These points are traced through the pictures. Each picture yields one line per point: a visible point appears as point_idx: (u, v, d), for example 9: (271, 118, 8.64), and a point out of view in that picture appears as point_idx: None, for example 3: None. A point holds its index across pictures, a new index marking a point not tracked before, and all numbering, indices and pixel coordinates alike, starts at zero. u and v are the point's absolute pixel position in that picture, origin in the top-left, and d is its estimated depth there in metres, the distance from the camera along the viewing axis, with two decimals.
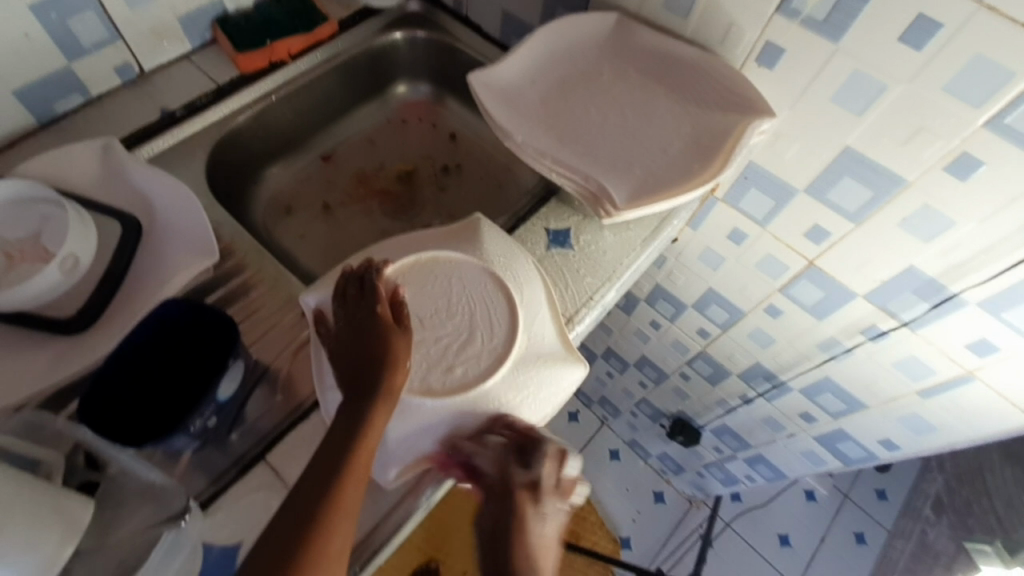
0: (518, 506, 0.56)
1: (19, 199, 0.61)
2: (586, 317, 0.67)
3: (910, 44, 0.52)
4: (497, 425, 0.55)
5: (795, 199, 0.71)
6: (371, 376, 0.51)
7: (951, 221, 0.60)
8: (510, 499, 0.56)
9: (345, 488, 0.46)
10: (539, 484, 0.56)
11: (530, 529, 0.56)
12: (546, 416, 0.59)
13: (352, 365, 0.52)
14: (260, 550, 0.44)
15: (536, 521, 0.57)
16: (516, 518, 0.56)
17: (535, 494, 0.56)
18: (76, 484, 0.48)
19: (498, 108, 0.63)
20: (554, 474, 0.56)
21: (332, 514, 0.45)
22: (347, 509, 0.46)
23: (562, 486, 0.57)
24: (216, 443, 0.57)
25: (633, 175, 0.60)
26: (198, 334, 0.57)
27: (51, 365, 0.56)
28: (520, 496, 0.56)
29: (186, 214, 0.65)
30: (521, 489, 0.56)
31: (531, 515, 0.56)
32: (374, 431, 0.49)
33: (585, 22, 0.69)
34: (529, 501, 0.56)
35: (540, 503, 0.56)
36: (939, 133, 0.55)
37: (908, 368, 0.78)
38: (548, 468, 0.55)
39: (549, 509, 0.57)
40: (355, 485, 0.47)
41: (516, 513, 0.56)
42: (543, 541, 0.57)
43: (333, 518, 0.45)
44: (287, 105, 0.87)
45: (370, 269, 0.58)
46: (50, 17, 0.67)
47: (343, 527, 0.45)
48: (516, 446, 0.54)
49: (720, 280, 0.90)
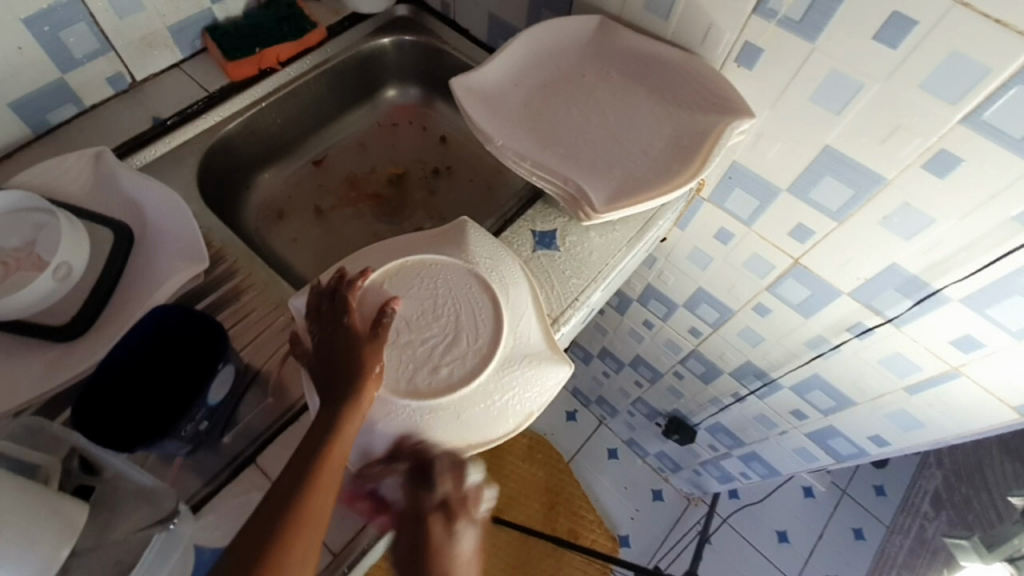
0: (428, 531, 0.53)
1: (12, 209, 0.62)
2: (572, 318, 0.68)
3: (885, 43, 0.53)
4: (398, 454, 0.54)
5: (778, 198, 0.71)
6: (342, 386, 0.52)
7: (930, 217, 0.60)
8: (420, 525, 0.53)
9: (312, 501, 0.47)
10: (449, 502, 0.54)
11: (450, 553, 0.53)
12: (529, 419, 0.59)
13: (324, 376, 0.53)
14: (222, 563, 0.44)
15: (453, 544, 0.53)
16: (427, 543, 0.53)
17: (447, 513, 0.53)
18: (72, 488, 0.49)
19: (479, 112, 0.64)
20: (458, 488, 0.54)
21: (302, 523, 0.46)
22: (312, 522, 0.46)
23: (471, 503, 0.55)
24: (208, 446, 0.59)
25: (613, 177, 0.61)
26: (188, 337, 0.58)
27: (46, 372, 0.58)
28: (430, 517, 0.53)
29: (176, 220, 0.66)
30: (433, 513, 0.53)
31: (446, 536, 0.53)
32: (344, 439, 0.50)
33: (567, 25, 0.70)
34: (441, 523, 0.53)
35: (452, 524, 0.53)
36: (917, 130, 0.56)
37: (893, 364, 0.78)
38: (448, 485, 0.54)
39: (465, 526, 0.54)
40: (324, 496, 0.48)
41: (428, 539, 0.53)
42: (464, 563, 0.54)
43: (297, 530, 0.45)
44: (277, 111, 0.88)
45: (341, 284, 0.59)
46: (43, 29, 0.68)
47: (310, 538, 0.46)
48: (416, 469, 0.54)
49: (708, 279, 0.91)
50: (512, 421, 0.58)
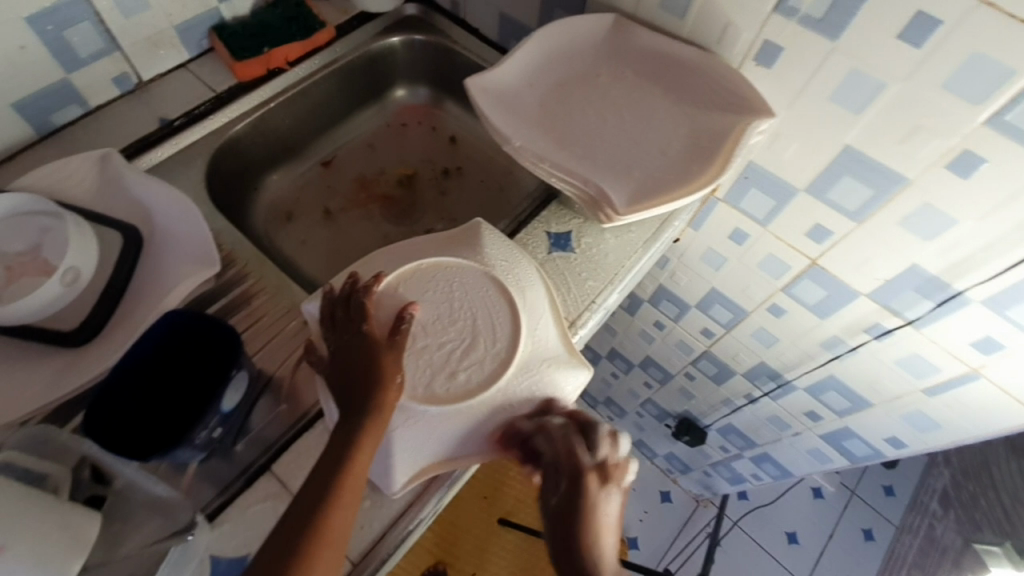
0: (585, 486, 0.54)
1: (18, 212, 0.61)
2: (589, 321, 0.67)
3: (909, 42, 0.51)
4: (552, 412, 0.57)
5: (795, 198, 0.70)
6: (362, 395, 0.51)
7: (953, 218, 0.59)
8: (577, 482, 0.54)
9: (335, 517, 0.46)
10: (605, 464, 0.55)
11: (597, 512, 0.54)
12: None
13: (343, 386, 0.52)
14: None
15: (605, 505, 0.54)
16: (583, 502, 0.54)
17: (603, 475, 0.54)
18: (82, 498, 0.48)
19: (495, 112, 0.63)
20: (614, 453, 0.55)
21: (324, 537, 0.45)
22: (334, 541, 0.46)
23: (621, 471, 0.56)
24: (221, 454, 0.58)
25: (632, 178, 0.60)
26: (201, 343, 0.57)
27: (55, 379, 0.57)
28: (588, 477, 0.54)
29: (186, 223, 0.65)
30: (589, 470, 0.54)
31: (597, 494, 0.54)
32: (364, 449, 0.49)
33: (582, 24, 0.69)
34: (598, 484, 0.54)
35: (605, 484, 0.54)
36: (940, 130, 0.55)
37: (911, 365, 0.77)
38: (610, 448, 0.55)
39: (614, 491, 0.55)
40: (346, 511, 0.47)
41: (582, 496, 0.54)
42: (609, 527, 0.54)
43: (319, 545, 0.45)
44: (285, 112, 0.87)
45: (355, 290, 0.58)
46: (47, 29, 0.67)
47: (331, 557, 0.45)
48: (578, 428, 0.56)
49: (722, 280, 0.90)
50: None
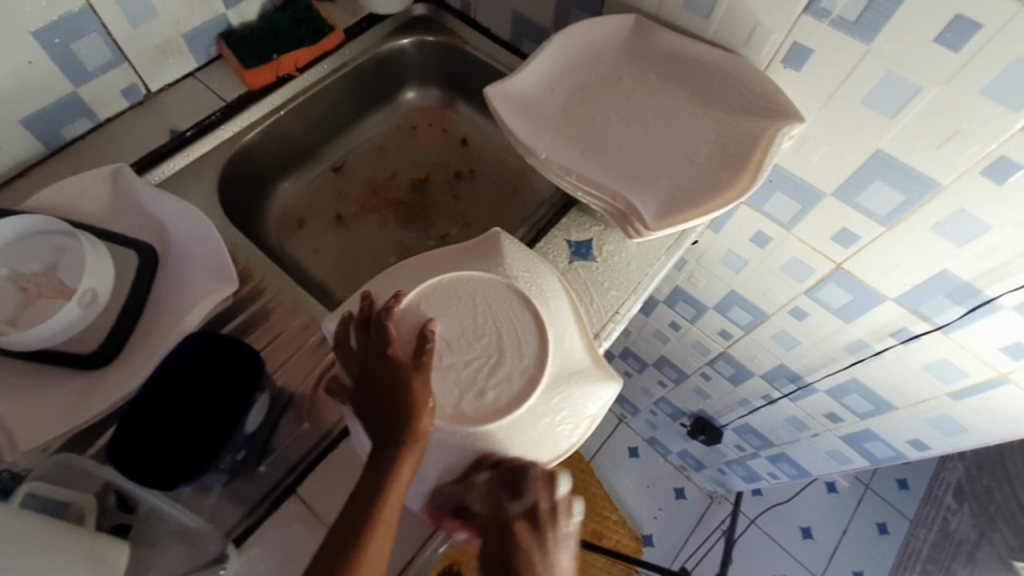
0: (516, 541, 0.51)
1: (32, 233, 0.60)
2: (613, 331, 0.66)
3: (947, 45, 0.50)
4: (489, 462, 0.53)
5: (823, 202, 0.69)
6: (392, 421, 0.51)
7: (987, 225, 0.58)
8: (509, 537, 0.51)
9: (370, 548, 0.47)
10: (537, 511, 0.52)
11: (538, 565, 0.51)
12: (580, 438, 0.57)
13: (373, 412, 0.52)
14: None
15: (544, 554, 0.51)
16: (518, 556, 0.51)
17: (535, 523, 0.52)
18: (108, 526, 0.47)
19: (517, 122, 0.61)
20: (548, 498, 0.53)
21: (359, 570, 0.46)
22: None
23: (557, 515, 0.53)
24: (244, 475, 0.57)
25: (660, 188, 0.58)
26: (223, 366, 0.57)
27: (75, 404, 0.55)
28: (516, 527, 0.52)
29: (202, 239, 0.63)
30: (517, 520, 0.52)
31: (531, 546, 0.51)
32: (398, 484, 0.49)
33: (602, 26, 0.67)
34: (531, 533, 0.52)
35: (540, 535, 0.52)
36: (975, 136, 0.53)
37: (939, 370, 0.76)
38: (540, 494, 0.52)
39: (554, 540, 0.52)
40: (380, 542, 0.48)
41: (517, 549, 0.51)
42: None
43: None
44: (296, 118, 0.85)
45: (376, 312, 0.56)
46: (53, 42, 0.66)
47: None
48: (505, 482, 0.52)
49: (742, 282, 0.88)
50: (564, 441, 0.56)
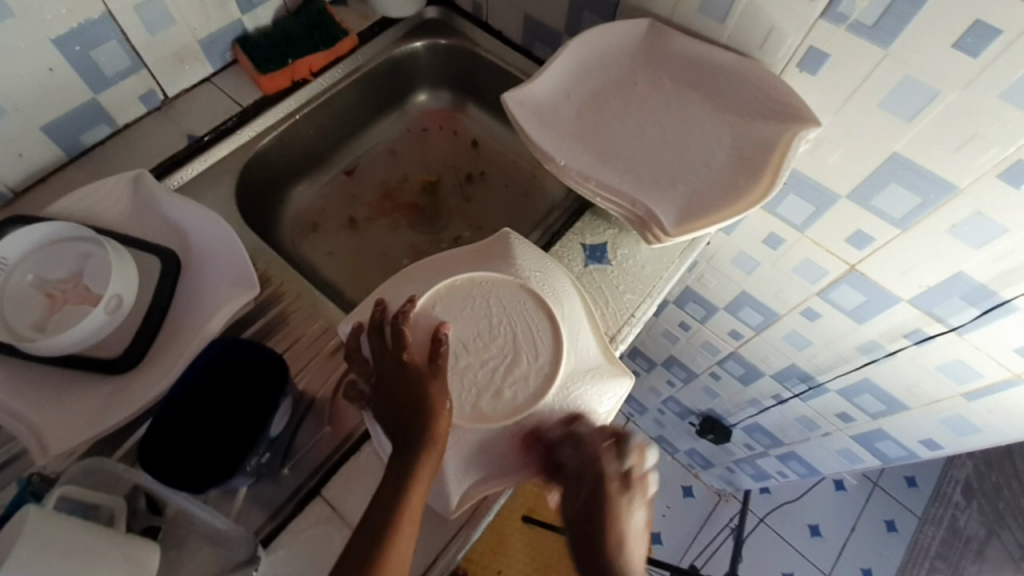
0: (611, 495, 0.54)
1: (57, 239, 0.60)
2: (629, 334, 0.67)
3: (965, 51, 0.50)
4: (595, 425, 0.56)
5: (837, 204, 0.69)
6: (413, 426, 0.51)
7: (1004, 228, 0.58)
8: (603, 489, 0.54)
9: (393, 552, 0.48)
10: (630, 473, 0.56)
11: (623, 520, 0.55)
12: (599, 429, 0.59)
13: (392, 417, 0.53)
14: None
15: (628, 513, 0.55)
16: (610, 509, 0.54)
17: (627, 482, 0.55)
18: (139, 529, 0.49)
19: (535, 128, 0.62)
20: (640, 464, 0.56)
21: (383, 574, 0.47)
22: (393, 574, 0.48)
23: (641, 481, 0.56)
24: (269, 477, 0.58)
25: (678, 193, 0.59)
26: (248, 369, 0.58)
27: (101, 408, 0.56)
28: (612, 483, 0.55)
29: (221, 244, 0.64)
30: (613, 479, 0.55)
31: (620, 504, 0.55)
32: (419, 487, 0.50)
33: (616, 31, 0.67)
34: (622, 492, 0.55)
35: (629, 495, 0.55)
36: (994, 139, 0.53)
37: (952, 370, 0.76)
38: (635, 459, 0.56)
39: (637, 502, 0.56)
40: (405, 543, 0.49)
41: (609, 503, 0.54)
42: (635, 537, 0.55)
43: None
44: (311, 122, 0.86)
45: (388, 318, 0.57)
46: (74, 50, 0.66)
47: None
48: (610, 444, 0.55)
49: (753, 283, 0.89)
50: None
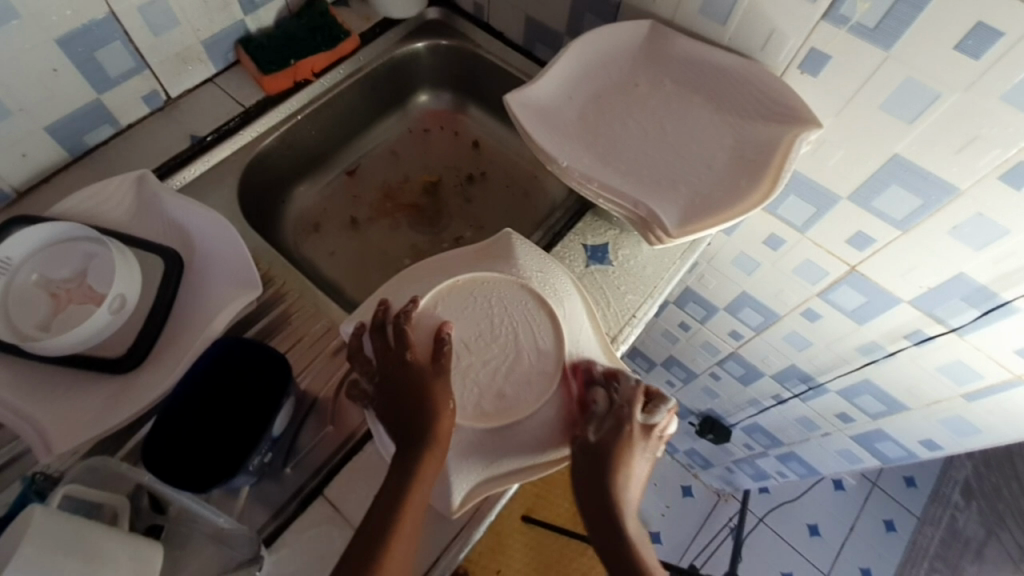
0: (630, 442, 0.56)
1: (62, 239, 0.61)
2: (630, 335, 0.67)
3: (967, 53, 0.50)
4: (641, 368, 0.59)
5: (838, 206, 0.69)
6: (415, 426, 0.52)
7: (1004, 229, 0.58)
8: (625, 433, 0.56)
9: (396, 551, 0.48)
10: (649, 428, 0.58)
11: (630, 467, 0.56)
12: None
13: (396, 416, 0.53)
14: None
15: (636, 461, 0.57)
16: (625, 454, 0.55)
17: (644, 434, 0.58)
18: (142, 528, 0.49)
19: (537, 129, 0.62)
20: (661, 424, 0.59)
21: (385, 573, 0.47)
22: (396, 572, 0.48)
23: (654, 439, 0.58)
24: (271, 476, 0.58)
25: (680, 195, 0.59)
26: (252, 369, 0.60)
27: (105, 407, 0.56)
28: (634, 430, 0.57)
29: (224, 244, 0.64)
30: (636, 426, 0.57)
31: (635, 449, 0.56)
32: (422, 486, 0.50)
33: (618, 33, 0.68)
34: (638, 440, 0.57)
35: (644, 444, 0.57)
36: (995, 141, 0.53)
37: (952, 371, 0.76)
38: (662, 418, 0.59)
39: (646, 455, 0.58)
40: (406, 543, 0.49)
41: (627, 448, 0.56)
42: (633, 486, 0.56)
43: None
44: (313, 123, 0.86)
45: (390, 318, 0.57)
46: (78, 50, 0.67)
47: None
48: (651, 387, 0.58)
49: (753, 284, 0.89)
50: None
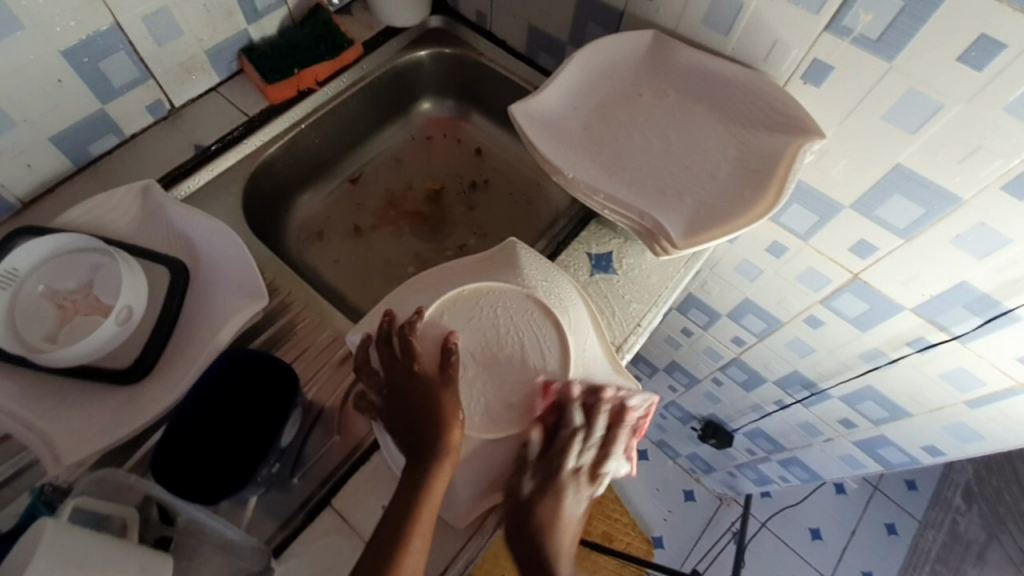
0: (562, 491, 0.57)
1: (69, 250, 0.61)
2: (635, 344, 0.67)
3: (970, 64, 0.50)
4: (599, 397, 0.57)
5: (840, 214, 0.70)
6: (425, 438, 0.52)
7: (1007, 238, 0.58)
8: (556, 484, 0.57)
9: (408, 561, 0.49)
10: (583, 474, 0.59)
11: (559, 515, 0.57)
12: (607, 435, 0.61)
13: (406, 427, 0.54)
14: None
15: (568, 507, 0.58)
16: (554, 504, 0.57)
17: (579, 481, 0.59)
18: (151, 539, 0.49)
19: (542, 139, 0.62)
20: (598, 469, 0.59)
21: None
22: None
23: (591, 483, 0.59)
24: (279, 487, 0.58)
25: (684, 205, 0.59)
26: (258, 380, 0.60)
27: (111, 419, 0.56)
28: (567, 479, 0.57)
29: (230, 254, 0.64)
30: (569, 474, 0.58)
31: (565, 498, 0.58)
32: (434, 496, 0.51)
33: (621, 43, 0.68)
34: (572, 487, 0.58)
35: (577, 489, 0.59)
36: (998, 152, 0.54)
37: (955, 378, 0.77)
38: (599, 463, 0.59)
39: (579, 500, 0.59)
40: (415, 554, 0.50)
41: (557, 497, 0.57)
42: (566, 531, 0.58)
43: None
44: (316, 131, 0.86)
45: (396, 328, 0.58)
46: (83, 61, 0.67)
47: None
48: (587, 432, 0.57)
49: (756, 290, 0.89)
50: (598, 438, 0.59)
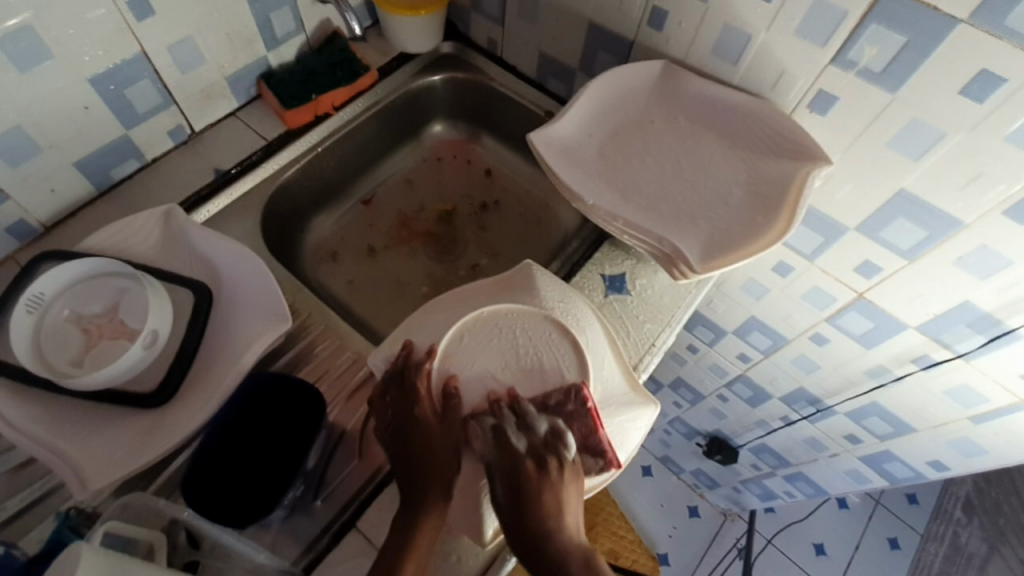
0: (527, 479, 0.51)
1: (95, 275, 0.62)
2: (650, 363, 0.69)
3: (971, 96, 0.53)
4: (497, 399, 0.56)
5: (845, 236, 0.72)
6: (419, 485, 0.54)
7: (1008, 259, 0.61)
8: (516, 476, 0.51)
9: None
10: (542, 449, 0.53)
11: (553, 505, 0.51)
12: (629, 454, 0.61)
13: (405, 471, 0.55)
14: None
15: (556, 493, 0.51)
16: (530, 493, 0.51)
17: (545, 463, 0.52)
18: (179, 563, 0.50)
19: (560, 166, 0.65)
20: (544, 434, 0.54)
21: None
22: None
23: (560, 451, 0.53)
24: (302, 510, 0.59)
25: (700, 230, 0.62)
26: (283, 402, 0.61)
27: (137, 443, 0.56)
28: (525, 464, 0.52)
29: (251, 278, 0.65)
30: (527, 458, 0.52)
31: (534, 482, 0.51)
32: (422, 541, 0.52)
33: (632, 72, 0.70)
34: (542, 473, 0.52)
35: (550, 471, 0.52)
36: (999, 178, 0.56)
37: (960, 395, 0.79)
38: (542, 433, 0.54)
39: (563, 479, 0.52)
40: None
41: (529, 484, 0.51)
42: (569, 511, 0.51)
43: None
44: (332, 155, 0.88)
45: (407, 365, 0.58)
46: (109, 88, 0.68)
47: None
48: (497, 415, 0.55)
49: (763, 308, 0.91)
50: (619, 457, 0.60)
